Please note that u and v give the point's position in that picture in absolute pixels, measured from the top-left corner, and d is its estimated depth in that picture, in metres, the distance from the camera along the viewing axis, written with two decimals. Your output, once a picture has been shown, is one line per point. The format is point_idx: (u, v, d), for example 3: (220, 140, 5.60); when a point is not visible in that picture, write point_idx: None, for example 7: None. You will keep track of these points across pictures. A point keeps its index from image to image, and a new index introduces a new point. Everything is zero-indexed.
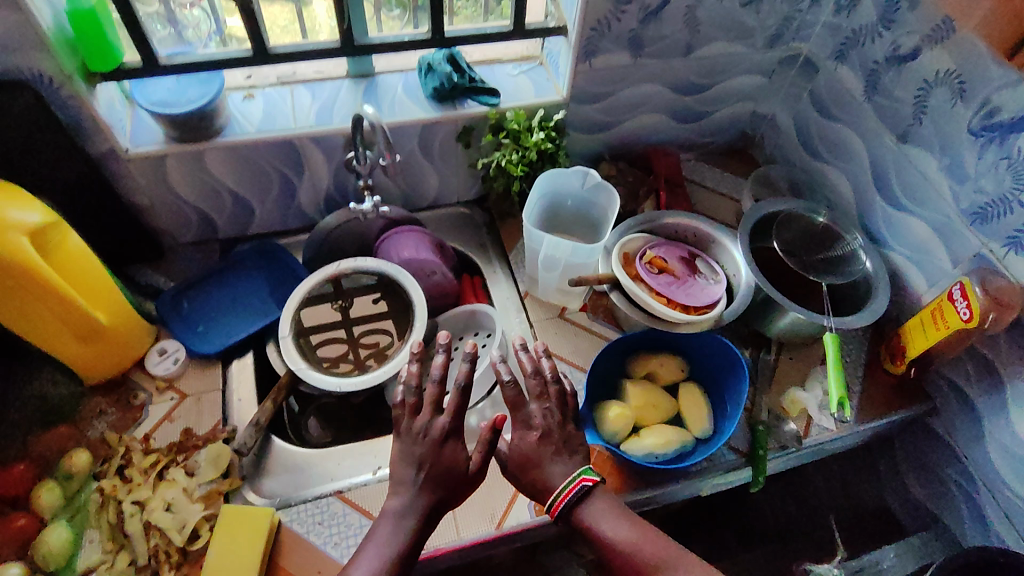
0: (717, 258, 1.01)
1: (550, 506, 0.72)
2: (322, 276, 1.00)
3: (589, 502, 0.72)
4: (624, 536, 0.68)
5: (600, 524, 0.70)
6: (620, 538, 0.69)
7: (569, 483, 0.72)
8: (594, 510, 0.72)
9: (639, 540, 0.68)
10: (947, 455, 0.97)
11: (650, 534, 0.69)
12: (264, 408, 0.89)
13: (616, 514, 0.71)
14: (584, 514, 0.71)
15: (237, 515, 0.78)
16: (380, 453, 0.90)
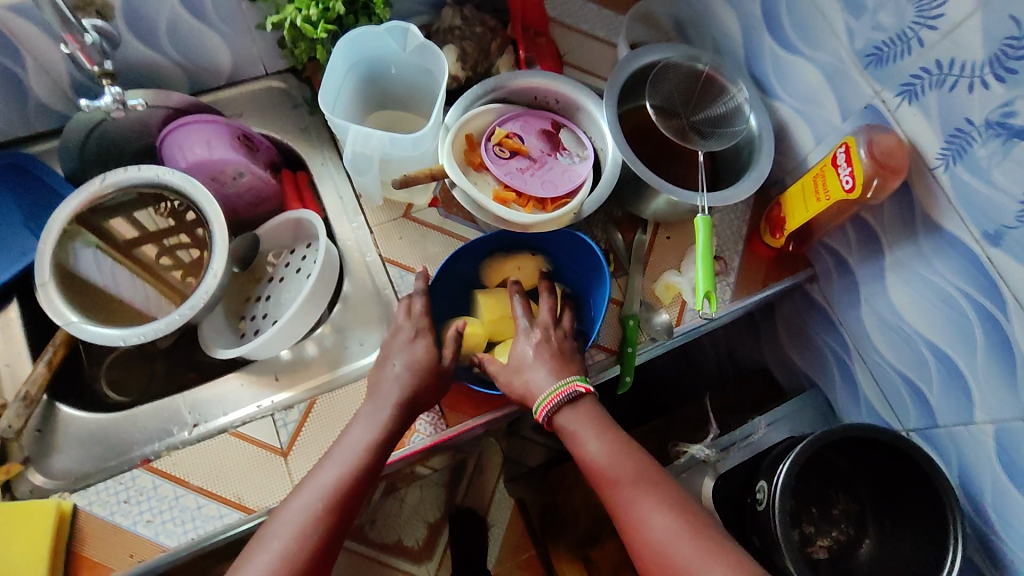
0: (584, 127, 0.85)
1: (537, 409, 0.68)
2: (83, 198, 0.77)
3: (575, 408, 0.69)
4: (605, 455, 0.66)
5: (581, 435, 0.67)
6: (598, 455, 0.66)
7: (563, 382, 0.69)
8: (580, 414, 0.69)
9: (619, 459, 0.66)
10: (824, 321, 0.93)
11: (627, 458, 0.66)
12: (33, 376, 0.72)
13: (598, 429, 0.68)
14: (565, 418, 0.68)
15: (13, 511, 0.66)
16: (197, 407, 0.77)
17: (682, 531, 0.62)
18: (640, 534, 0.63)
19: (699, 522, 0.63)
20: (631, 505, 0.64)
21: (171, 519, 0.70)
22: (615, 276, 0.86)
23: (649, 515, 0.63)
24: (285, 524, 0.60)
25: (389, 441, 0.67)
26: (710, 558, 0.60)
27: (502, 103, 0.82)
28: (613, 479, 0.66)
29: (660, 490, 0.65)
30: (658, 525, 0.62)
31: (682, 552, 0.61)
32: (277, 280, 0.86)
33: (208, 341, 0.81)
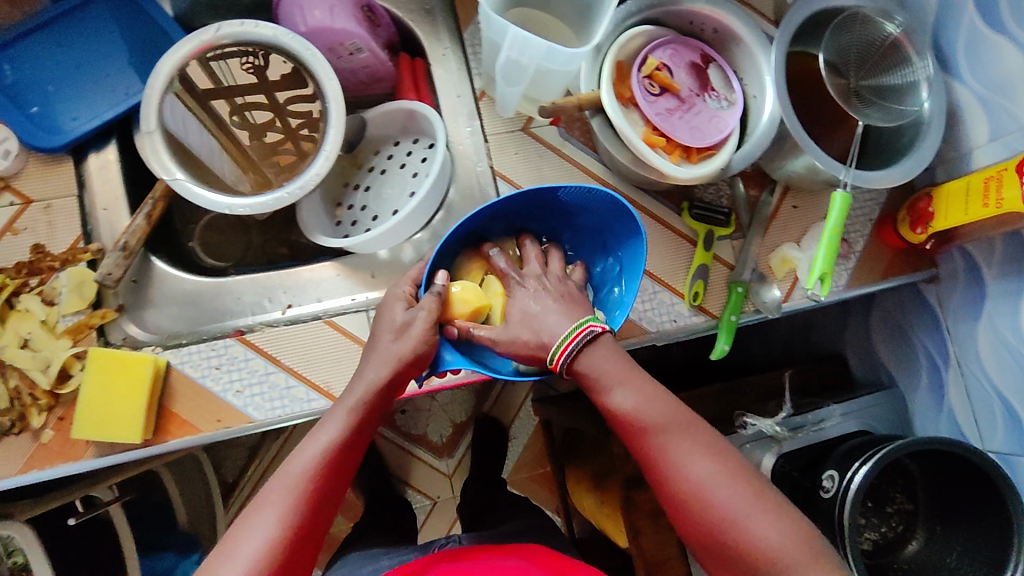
0: (736, 68, 0.77)
1: (553, 358, 0.61)
2: (190, 47, 0.71)
3: (596, 347, 0.61)
4: (634, 399, 0.60)
5: (609, 375, 0.61)
6: (627, 405, 0.61)
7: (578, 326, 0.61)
8: (601, 357, 0.61)
9: (651, 404, 0.60)
10: (928, 324, 0.89)
11: (656, 400, 0.61)
12: (133, 226, 0.69)
13: (626, 377, 0.61)
14: (586, 364, 0.61)
15: (112, 360, 0.65)
16: (291, 288, 0.75)
17: (730, 471, 0.58)
18: (683, 480, 0.58)
19: (738, 467, 0.59)
20: (664, 453, 0.59)
21: (261, 395, 0.70)
22: (731, 236, 0.81)
23: (684, 459, 0.59)
24: (253, 528, 0.54)
25: (355, 443, 0.60)
26: (754, 507, 0.57)
27: (654, 27, 0.74)
28: (641, 427, 0.60)
29: (695, 431, 0.60)
30: (696, 470, 0.58)
31: (725, 498, 0.57)
32: (380, 173, 0.82)
33: (309, 225, 0.76)
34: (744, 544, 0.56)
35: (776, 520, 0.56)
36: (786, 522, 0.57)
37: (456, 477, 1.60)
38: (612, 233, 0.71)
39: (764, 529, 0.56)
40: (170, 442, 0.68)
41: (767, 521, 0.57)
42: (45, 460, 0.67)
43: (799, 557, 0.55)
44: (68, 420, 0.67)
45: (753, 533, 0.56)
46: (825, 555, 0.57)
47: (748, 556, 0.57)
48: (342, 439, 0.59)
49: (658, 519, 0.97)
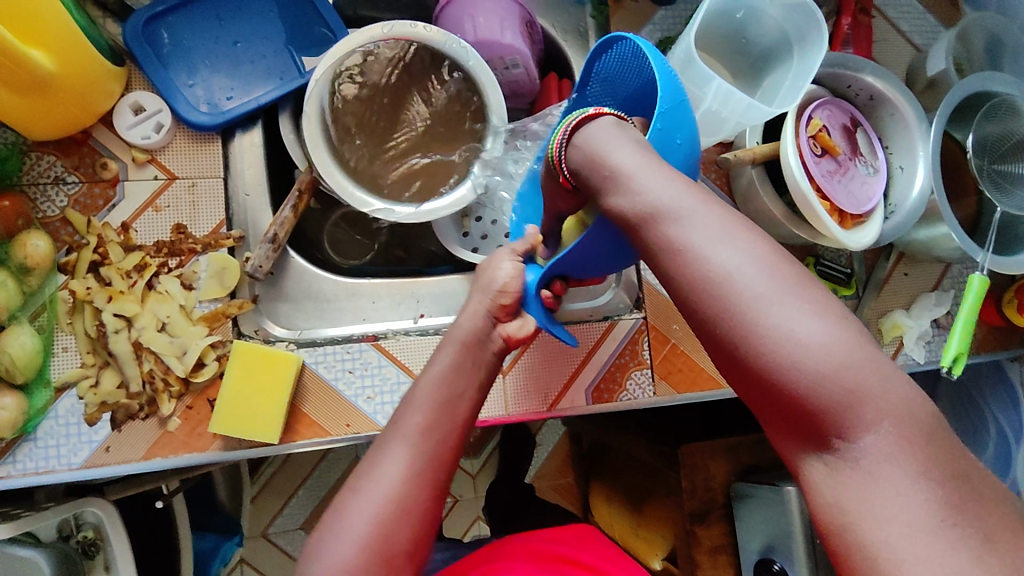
0: (883, 136, 0.78)
1: (558, 169, 0.57)
2: (359, 41, 0.69)
3: (591, 131, 0.54)
4: (634, 186, 0.49)
5: (600, 158, 0.52)
6: (624, 199, 0.50)
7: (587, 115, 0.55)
8: (594, 142, 0.53)
9: (655, 189, 0.49)
10: (1005, 398, 0.93)
11: (674, 188, 0.49)
12: (283, 218, 0.68)
13: (631, 164, 0.50)
14: (579, 151, 0.54)
15: (256, 354, 0.64)
16: (423, 298, 0.75)
17: (767, 260, 0.45)
18: (702, 269, 0.45)
19: (786, 269, 0.45)
20: (675, 253, 0.47)
21: (392, 403, 0.69)
22: (848, 297, 0.83)
23: (696, 254, 0.46)
24: (376, 477, 0.55)
25: (459, 386, 0.60)
26: (798, 302, 0.43)
27: (817, 86, 0.75)
28: (641, 222, 0.49)
29: (718, 214, 0.47)
30: (722, 254, 0.45)
31: (752, 285, 0.44)
32: None
33: (445, 232, 0.76)
34: (788, 346, 0.41)
35: (830, 321, 0.42)
36: (838, 330, 0.42)
37: (480, 478, 1.58)
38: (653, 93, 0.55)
39: (805, 339, 0.41)
40: (298, 443, 0.66)
41: (815, 319, 0.42)
42: (168, 449, 0.64)
43: (866, 373, 0.40)
44: (196, 409, 0.65)
45: (799, 333, 0.42)
46: (902, 385, 0.41)
47: (793, 370, 0.41)
48: (445, 375, 0.60)
49: (717, 556, 0.99)
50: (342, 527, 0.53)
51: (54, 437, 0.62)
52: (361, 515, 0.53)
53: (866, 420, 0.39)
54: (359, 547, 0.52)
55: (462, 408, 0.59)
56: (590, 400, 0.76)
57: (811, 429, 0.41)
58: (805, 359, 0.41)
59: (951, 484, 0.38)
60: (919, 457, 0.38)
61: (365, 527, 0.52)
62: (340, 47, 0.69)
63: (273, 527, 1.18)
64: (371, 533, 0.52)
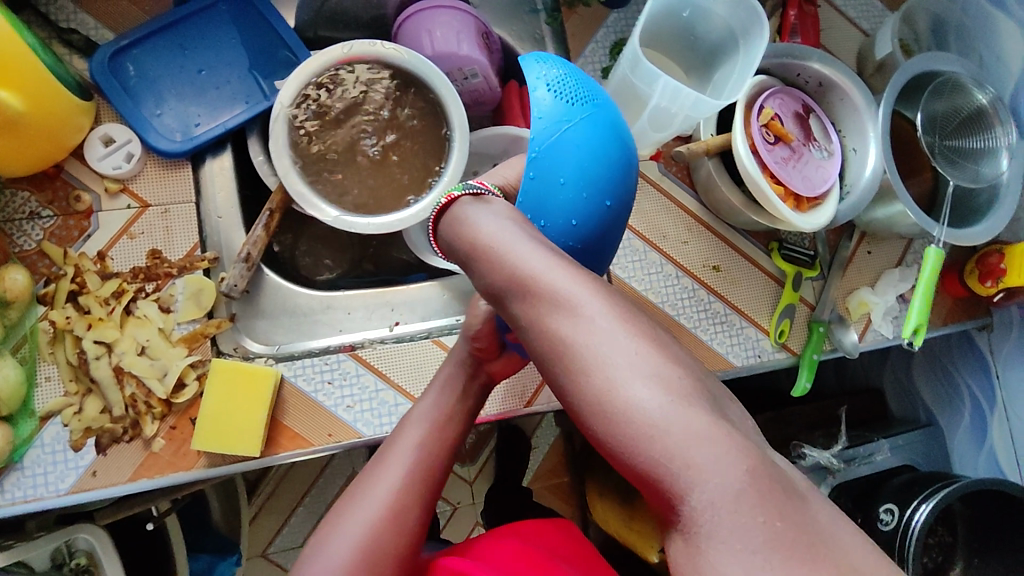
0: (834, 119, 0.81)
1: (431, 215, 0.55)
2: (323, 62, 0.72)
3: (466, 207, 0.52)
4: (487, 264, 0.48)
5: (461, 240, 0.50)
6: (485, 275, 0.48)
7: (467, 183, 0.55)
8: (454, 219, 0.52)
9: (509, 259, 0.47)
10: (976, 367, 0.95)
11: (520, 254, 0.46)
12: (254, 238, 0.69)
13: (481, 233, 0.49)
14: (444, 228, 0.53)
15: (236, 372, 0.65)
16: (397, 307, 0.77)
17: (618, 325, 0.43)
18: (550, 339, 0.44)
19: (640, 328, 0.43)
20: (529, 327, 0.45)
21: (371, 410, 0.71)
22: (813, 278, 0.85)
23: (546, 326, 0.44)
24: (370, 491, 0.58)
25: (452, 417, 0.64)
26: (641, 371, 0.41)
27: (767, 77, 0.77)
28: (501, 300, 0.47)
29: (572, 276, 0.45)
30: (566, 331, 0.43)
31: (601, 354, 0.42)
32: None
33: (414, 242, 0.77)
34: (634, 425, 0.40)
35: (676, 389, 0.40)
36: (681, 399, 0.40)
37: (478, 482, 1.60)
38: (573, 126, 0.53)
39: (649, 411, 0.40)
40: (281, 455, 0.68)
41: (653, 387, 0.40)
42: (154, 469, 0.65)
43: (696, 444, 0.38)
44: (180, 429, 0.66)
45: (640, 407, 0.40)
46: (734, 453, 0.38)
47: (634, 450, 0.40)
48: (444, 402, 0.64)
49: None
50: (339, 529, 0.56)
51: (41, 465, 0.63)
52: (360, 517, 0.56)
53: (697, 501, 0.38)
54: (355, 548, 0.55)
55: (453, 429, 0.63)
56: None
57: (658, 504, 0.40)
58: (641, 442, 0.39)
59: (799, 547, 0.36)
60: (761, 526, 0.37)
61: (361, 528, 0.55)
62: (302, 68, 0.71)
63: (271, 547, 1.18)
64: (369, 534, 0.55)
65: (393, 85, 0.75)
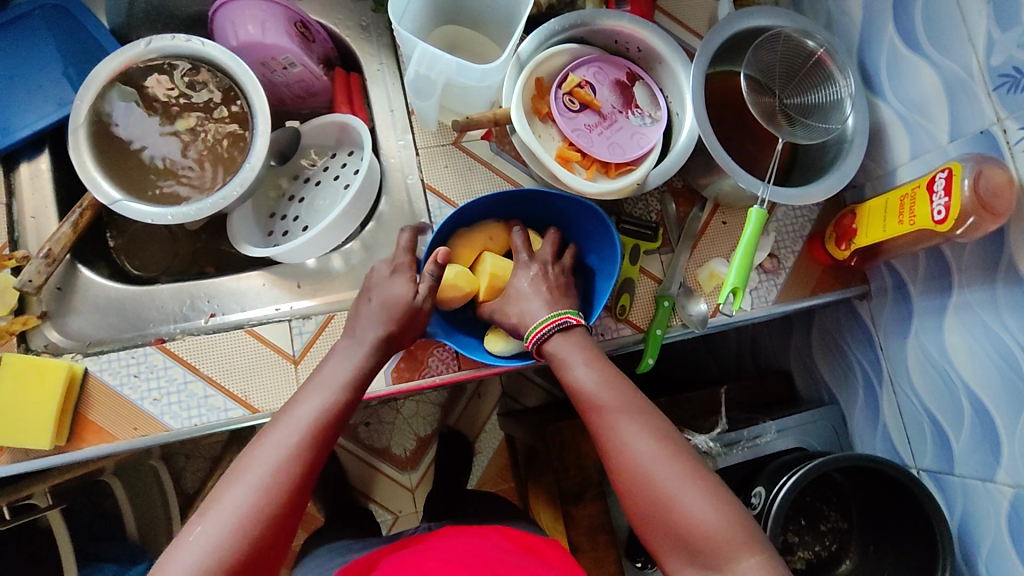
0: (660, 83, 0.78)
1: (527, 337, 0.66)
2: (140, 51, 0.72)
3: (563, 339, 0.65)
4: (593, 380, 0.63)
5: (573, 361, 0.64)
6: (586, 382, 0.63)
7: (547, 319, 0.66)
8: (570, 343, 0.65)
9: (601, 383, 0.63)
10: (862, 339, 0.89)
11: (612, 378, 0.63)
12: (58, 234, 0.71)
13: (587, 356, 0.64)
14: (555, 346, 0.65)
15: (30, 367, 0.66)
16: (215, 298, 0.76)
17: (639, 434, 0.60)
18: (606, 446, 0.61)
19: (684, 450, 0.59)
20: (615, 430, 0.60)
21: (178, 403, 0.69)
22: (660, 251, 0.82)
23: (631, 438, 0.59)
24: (258, 462, 0.56)
25: (356, 392, 0.63)
26: (640, 424, 0.60)
27: (581, 44, 0.74)
28: (596, 405, 0.62)
29: (607, 385, 0.62)
30: (641, 446, 0.59)
31: (642, 447, 0.59)
32: (314, 187, 0.84)
33: (237, 234, 0.78)
34: (657, 505, 0.57)
35: (655, 443, 0.59)
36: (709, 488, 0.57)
37: (419, 490, 1.51)
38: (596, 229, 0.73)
39: (696, 503, 0.55)
40: (83, 450, 0.67)
41: (648, 441, 0.59)
42: None
43: (690, 493, 0.56)
44: None
45: (638, 454, 0.59)
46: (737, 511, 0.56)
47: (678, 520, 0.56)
48: (352, 376, 0.63)
49: (595, 535, 0.99)
50: (214, 501, 0.54)
51: None
52: (244, 486, 0.55)
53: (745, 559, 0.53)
54: (233, 527, 0.53)
55: (337, 399, 0.61)
56: (388, 382, 0.74)
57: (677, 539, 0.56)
58: (682, 502, 0.56)
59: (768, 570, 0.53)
60: None
61: (240, 512, 0.53)
62: (115, 54, 0.72)
63: None
64: (245, 515, 0.53)
65: (210, 81, 0.75)
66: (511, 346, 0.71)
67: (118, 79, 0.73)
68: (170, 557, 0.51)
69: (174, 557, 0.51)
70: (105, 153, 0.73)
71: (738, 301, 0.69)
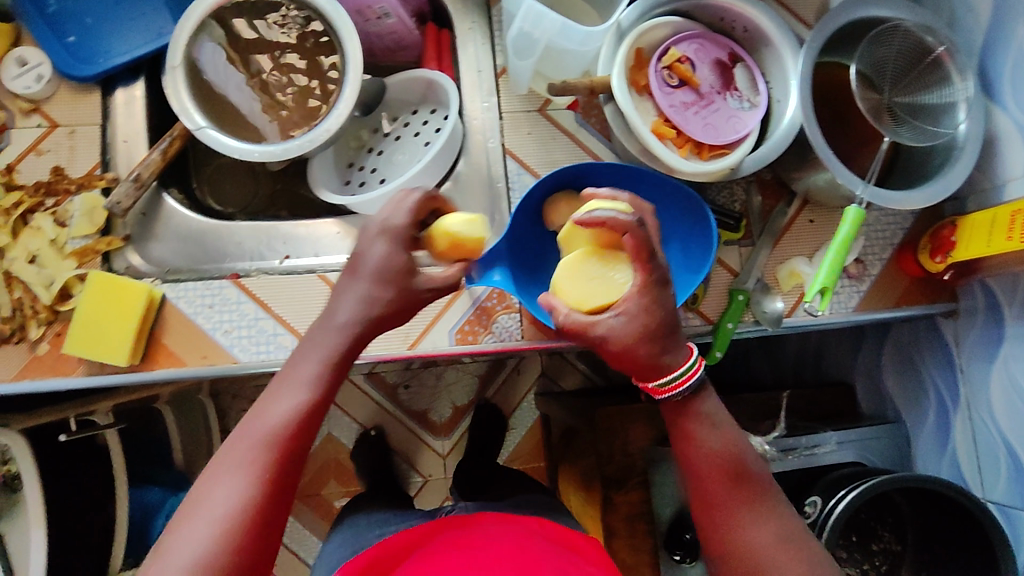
0: (762, 67, 0.74)
1: (660, 386, 0.57)
2: None
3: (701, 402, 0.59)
4: (720, 446, 0.58)
5: (714, 432, 0.59)
6: (708, 445, 0.58)
7: (690, 365, 0.58)
8: (703, 407, 0.60)
9: (730, 450, 0.58)
10: (941, 359, 0.85)
11: (743, 450, 0.59)
12: (149, 160, 0.72)
13: (721, 422, 0.59)
14: (704, 409, 0.59)
15: (110, 284, 0.68)
16: (290, 241, 0.77)
17: (761, 524, 0.55)
18: (722, 527, 0.56)
19: (800, 538, 0.56)
20: (735, 513, 0.56)
21: (248, 337, 0.71)
22: (740, 242, 0.79)
23: (750, 525, 0.56)
24: (275, 415, 0.54)
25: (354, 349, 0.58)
26: (760, 510, 0.56)
27: (684, 18, 0.72)
28: (714, 474, 0.57)
29: (736, 459, 0.58)
30: (759, 535, 0.55)
31: (763, 541, 0.55)
32: (393, 142, 0.84)
33: (317, 180, 0.79)
34: None
35: (776, 532, 0.55)
36: None
37: (450, 457, 1.50)
38: (693, 215, 0.68)
39: None
40: (156, 371, 0.69)
41: (765, 531, 0.55)
42: (37, 372, 0.69)
43: None
44: (64, 337, 0.69)
45: (754, 542, 0.55)
46: None
47: None
48: (354, 324, 0.58)
49: (633, 525, 0.98)
50: (258, 424, 0.54)
51: None
52: (258, 433, 0.53)
53: None
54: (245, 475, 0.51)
55: (354, 340, 0.58)
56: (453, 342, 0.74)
57: None
58: None
59: None
60: None
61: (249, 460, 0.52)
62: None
63: None
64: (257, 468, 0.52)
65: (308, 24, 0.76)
66: None
67: (215, 15, 0.74)
68: (212, 480, 0.51)
69: (218, 483, 0.51)
70: (201, 89, 0.75)
71: (824, 301, 0.67)
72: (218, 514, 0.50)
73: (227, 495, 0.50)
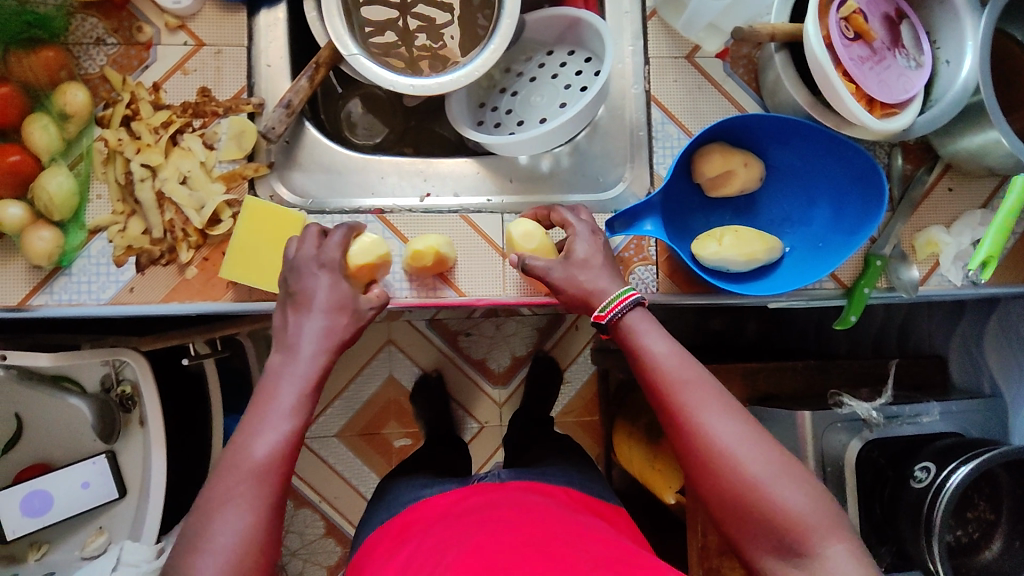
0: (929, 23, 0.71)
1: (604, 308, 0.62)
2: None
3: (636, 321, 0.62)
4: (671, 356, 0.60)
5: (662, 346, 0.60)
6: (659, 354, 0.60)
7: (617, 296, 0.62)
8: (644, 323, 0.62)
9: (680, 356, 0.60)
10: None
11: (689, 359, 0.60)
12: (299, 86, 0.70)
13: (659, 328, 0.62)
14: (634, 320, 0.62)
15: (263, 212, 0.68)
16: (430, 178, 0.77)
17: (736, 429, 0.57)
18: (697, 437, 0.57)
19: (767, 436, 0.58)
20: (696, 414, 0.57)
21: (394, 271, 0.71)
22: None
23: (711, 421, 0.57)
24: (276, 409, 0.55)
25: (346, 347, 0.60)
26: (719, 408, 0.58)
27: None
28: (665, 381, 0.59)
29: (699, 373, 0.59)
30: (724, 432, 0.56)
31: (745, 449, 0.56)
32: (527, 83, 0.82)
33: (457, 117, 0.77)
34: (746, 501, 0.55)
35: (735, 423, 0.56)
36: (803, 487, 0.55)
37: (508, 407, 1.34)
38: (859, 179, 0.69)
39: (795, 496, 0.54)
40: None
41: (737, 435, 0.57)
42: (185, 295, 0.69)
43: (782, 483, 0.55)
44: (212, 261, 0.69)
45: (720, 440, 0.56)
46: (818, 499, 0.55)
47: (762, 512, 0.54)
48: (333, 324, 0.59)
49: None
50: (244, 460, 0.53)
51: (86, 274, 0.67)
52: (266, 428, 0.54)
53: (834, 544, 0.53)
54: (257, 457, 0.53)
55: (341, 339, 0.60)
56: None
57: (766, 539, 0.54)
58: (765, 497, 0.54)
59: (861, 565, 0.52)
60: None
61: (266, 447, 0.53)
62: None
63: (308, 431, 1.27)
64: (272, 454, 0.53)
65: None
66: (755, 258, 0.70)
67: None
68: (222, 502, 0.51)
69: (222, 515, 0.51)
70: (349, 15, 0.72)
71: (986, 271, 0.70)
72: (227, 546, 0.50)
73: (234, 530, 0.50)
